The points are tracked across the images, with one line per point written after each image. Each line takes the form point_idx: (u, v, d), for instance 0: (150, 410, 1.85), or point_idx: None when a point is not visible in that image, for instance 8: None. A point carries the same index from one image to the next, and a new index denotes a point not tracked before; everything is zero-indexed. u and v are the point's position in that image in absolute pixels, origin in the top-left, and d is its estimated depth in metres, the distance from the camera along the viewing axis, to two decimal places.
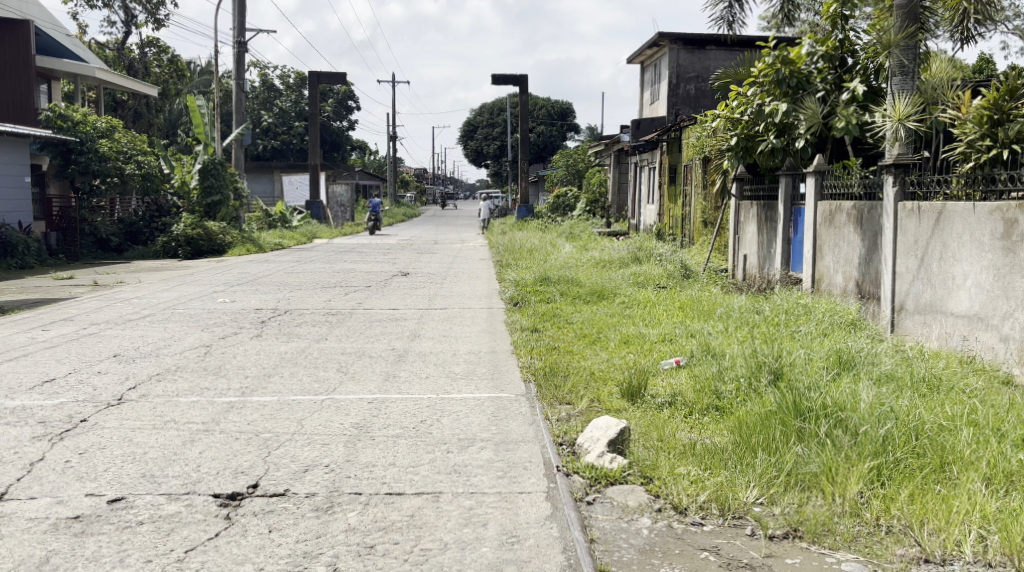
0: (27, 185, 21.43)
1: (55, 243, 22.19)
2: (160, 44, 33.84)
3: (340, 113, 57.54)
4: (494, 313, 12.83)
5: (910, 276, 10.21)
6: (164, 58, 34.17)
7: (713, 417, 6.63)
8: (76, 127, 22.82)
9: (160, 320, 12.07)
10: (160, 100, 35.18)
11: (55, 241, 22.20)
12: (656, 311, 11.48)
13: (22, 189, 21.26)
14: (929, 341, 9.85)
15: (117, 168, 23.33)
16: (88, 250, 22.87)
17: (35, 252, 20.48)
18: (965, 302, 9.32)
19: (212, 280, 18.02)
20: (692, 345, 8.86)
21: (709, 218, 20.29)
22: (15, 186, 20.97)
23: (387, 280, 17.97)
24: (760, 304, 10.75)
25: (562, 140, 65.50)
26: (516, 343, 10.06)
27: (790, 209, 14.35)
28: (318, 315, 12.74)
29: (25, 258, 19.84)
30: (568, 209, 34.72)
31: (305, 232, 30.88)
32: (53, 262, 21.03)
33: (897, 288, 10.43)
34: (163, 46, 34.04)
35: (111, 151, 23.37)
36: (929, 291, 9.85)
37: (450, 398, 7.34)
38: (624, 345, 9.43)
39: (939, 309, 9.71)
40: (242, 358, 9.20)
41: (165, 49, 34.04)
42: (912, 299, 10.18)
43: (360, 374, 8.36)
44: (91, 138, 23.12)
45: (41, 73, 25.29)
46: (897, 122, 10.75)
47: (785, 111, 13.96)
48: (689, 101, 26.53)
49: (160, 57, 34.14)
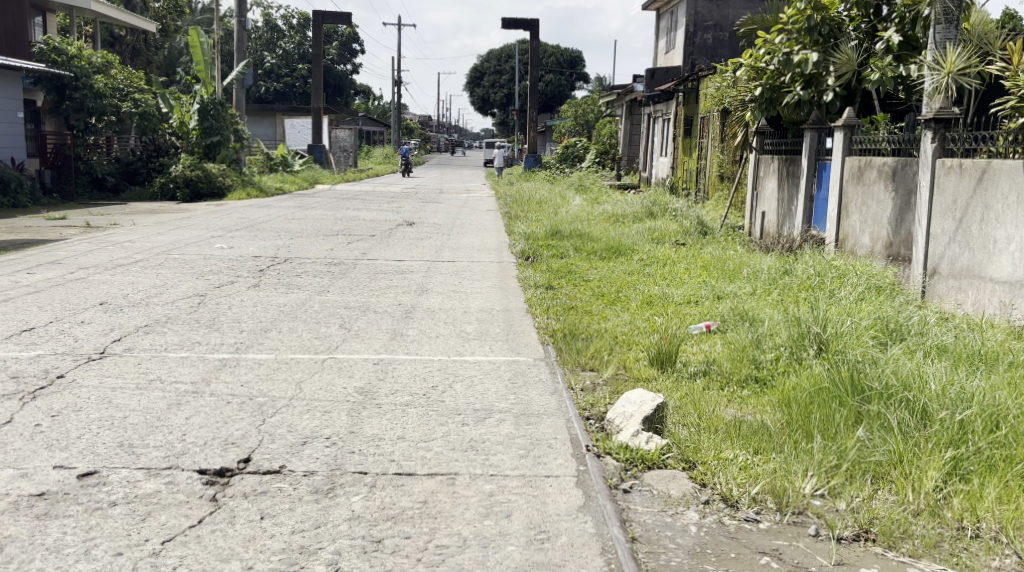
0: (20, 121, 20.68)
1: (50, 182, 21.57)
2: None
3: (344, 57, 56.48)
4: (506, 268, 12.21)
5: (945, 238, 9.56)
6: None
7: (754, 391, 6.04)
8: (71, 61, 21.98)
9: (153, 265, 11.45)
10: (158, 37, 34.27)
11: (50, 179, 21.51)
12: (677, 269, 10.82)
13: (15, 125, 20.48)
14: (964, 307, 9.24)
15: (113, 106, 22.63)
16: (84, 189, 22.43)
17: (28, 191, 19.79)
18: (1007, 267, 8.69)
19: (210, 224, 17.37)
20: (722, 308, 8.27)
21: (726, 173, 19.69)
22: (7, 120, 20.20)
23: (391, 229, 17.34)
24: (789, 263, 10.10)
25: (570, 90, 64.53)
26: (530, 301, 9.45)
27: (814, 164, 13.62)
28: (320, 265, 12.11)
29: (18, 196, 19.19)
30: (576, 159, 33.64)
31: (306, 177, 30.17)
32: (46, 201, 20.35)
33: (930, 251, 9.80)
34: None
35: (107, 88, 22.63)
36: (967, 255, 9.22)
37: (462, 361, 6.74)
38: (646, 307, 8.82)
39: (977, 276, 9.07)
40: (237, 309, 8.58)
41: None
42: (946, 262, 9.55)
43: (365, 331, 7.76)
44: (86, 73, 22.19)
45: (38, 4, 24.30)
46: (949, 76, 9.94)
47: (816, 60, 13.16)
48: (706, 51, 25.66)
49: None
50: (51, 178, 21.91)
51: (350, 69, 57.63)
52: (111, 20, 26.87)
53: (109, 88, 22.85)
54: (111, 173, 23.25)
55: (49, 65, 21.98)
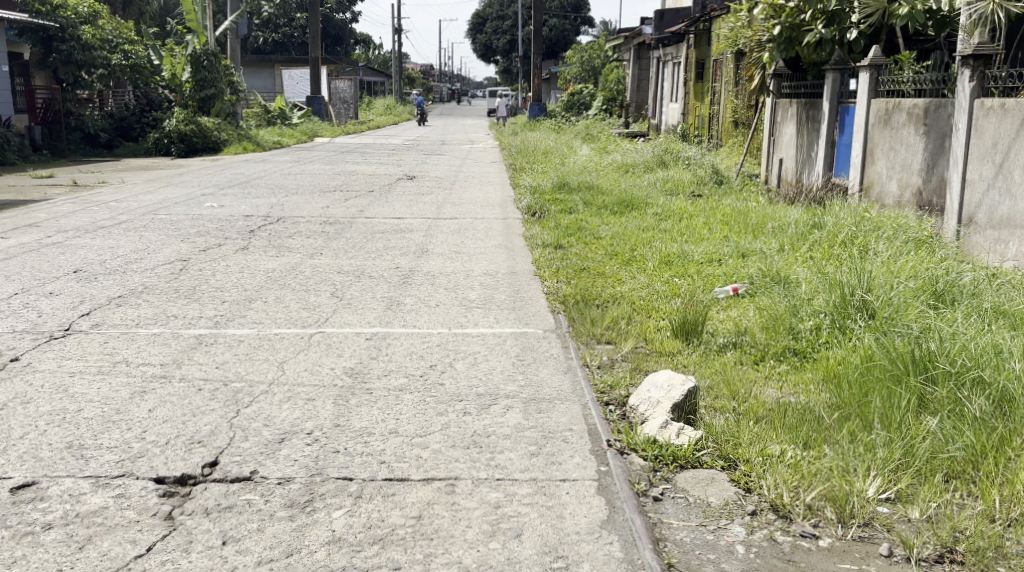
0: (5, 75, 19.94)
1: (40, 139, 20.90)
2: None
3: (343, 5, 55.30)
4: (513, 226, 11.55)
5: (983, 184, 8.81)
6: None
7: (792, 364, 5.43)
8: (56, 11, 20.96)
9: (137, 228, 10.80)
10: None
11: (40, 136, 20.79)
12: (696, 224, 10.12)
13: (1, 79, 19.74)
14: (1004, 259, 8.53)
15: (102, 58, 21.84)
16: (77, 146, 21.82)
17: (17, 148, 19.08)
18: None
19: (203, 182, 16.71)
20: (750, 268, 7.59)
21: (741, 118, 19.03)
22: None
23: (392, 184, 16.65)
24: (817, 215, 9.37)
25: (574, 35, 63.35)
26: (539, 262, 8.77)
27: (836, 107, 12.83)
28: (315, 226, 11.47)
29: (6, 154, 18.48)
30: (582, 107, 32.91)
31: (305, 130, 29.41)
32: (36, 158, 19.66)
33: (966, 199, 9.06)
34: None
35: (95, 39, 21.76)
36: (1008, 203, 8.46)
37: (465, 335, 6.07)
38: (664, 267, 8.14)
39: (1018, 225, 8.36)
40: (220, 277, 7.93)
41: None
42: (984, 211, 8.81)
43: (359, 300, 7.10)
44: (73, 24, 21.31)
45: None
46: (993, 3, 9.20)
47: None
48: None
49: None
50: (42, 135, 21.20)
51: (349, 18, 56.49)
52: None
53: (98, 40, 21.94)
54: (103, 129, 22.57)
55: (33, 16, 20.67)
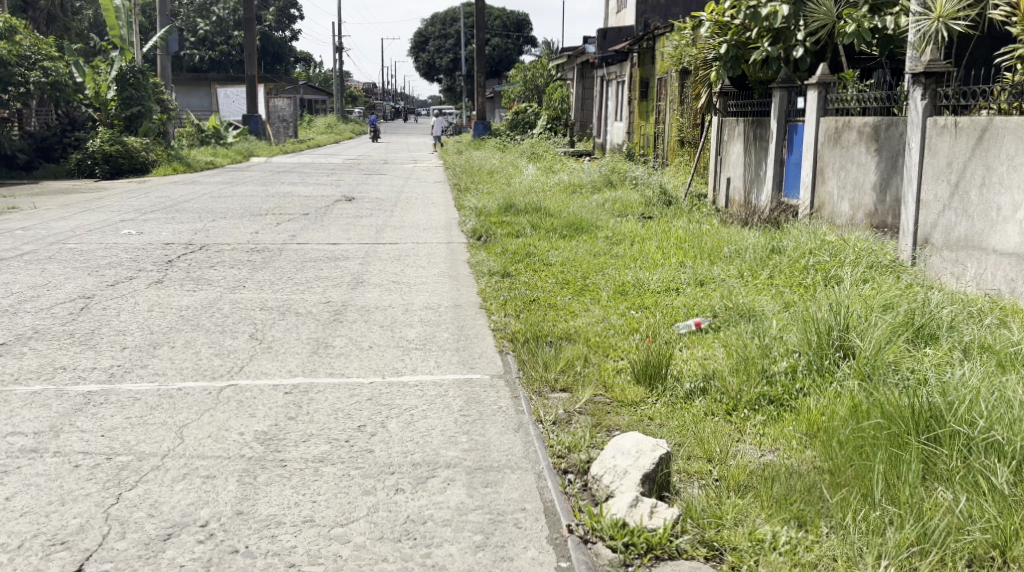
0: None
1: None
2: None
3: (281, 23, 54.29)
4: (455, 251, 10.86)
5: (939, 205, 8.08)
6: None
7: (766, 413, 4.68)
8: None
9: (41, 263, 10.01)
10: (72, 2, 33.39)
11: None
12: (649, 249, 9.48)
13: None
14: (961, 282, 7.82)
15: (20, 76, 20.83)
16: None
17: None
18: (1014, 236, 7.26)
19: (125, 206, 15.87)
20: (712, 298, 6.88)
21: (687, 137, 18.55)
22: None
23: (328, 206, 15.92)
24: (777, 238, 8.74)
25: (517, 54, 63.04)
26: (484, 293, 8.06)
27: (784, 126, 12.30)
28: (240, 255, 10.73)
29: None
30: (527, 126, 32.35)
31: (240, 149, 28.54)
32: None
33: (920, 220, 8.34)
34: None
35: (13, 56, 20.83)
36: (965, 224, 7.78)
37: (401, 385, 5.28)
38: (618, 297, 7.42)
39: (977, 247, 7.66)
40: (125, 318, 7.19)
41: None
42: (941, 232, 8.09)
43: (281, 342, 6.36)
44: None
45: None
46: (938, 21, 8.56)
47: (787, 14, 11.89)
48: (659, 10, 25.81)
49: None
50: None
51: (288, 36, 55.51)
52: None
53: (16, 57, 20.92)
54: (22, 150, 21.60)
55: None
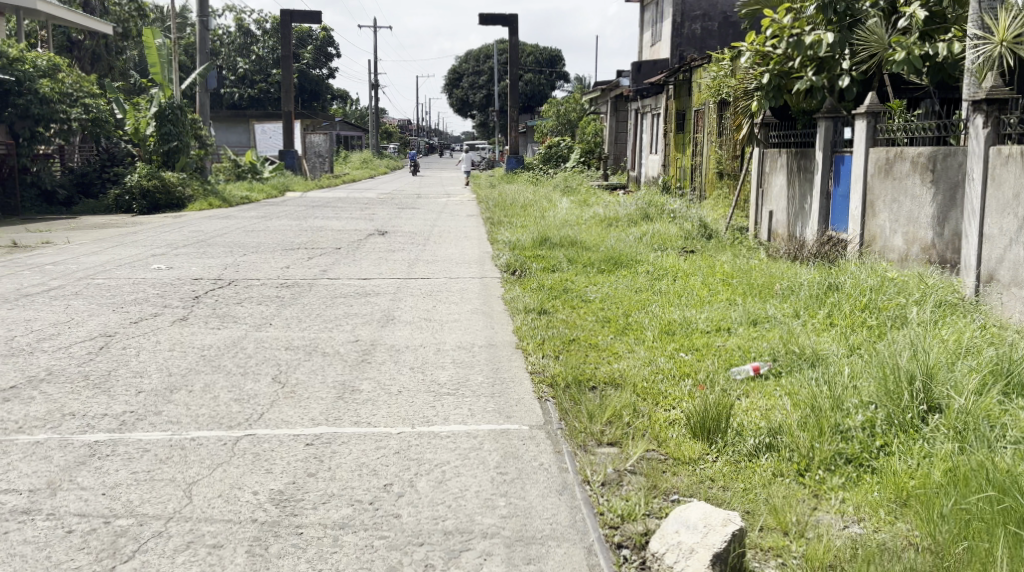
0: None
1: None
2: None
3: (319, 60, 54.55)
4: (489, 286, 10.44)
5: (1005, 239, 7.45)
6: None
7: (845, 475, 4.17)
8: (13, 65, 20.01)
9: (65, 299, 9.75)
10: (117, 40, 33.65)
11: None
12: (695, 285, 8.98)
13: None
14: None
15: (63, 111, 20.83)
16: (32, 204, 20.87)
17: None
18: None
19: (156, 241, 15.60)
20: (769, 341, 6.37)
21: (726, 169, 18.06)
22: None
23: (360, 240, 15.59)
24: (833, 273, 8.18)
25: (550, 90, 63.01)
26: (520, 331, 7.58)
27: (830, 157, 11.76)
28: (269, 291, 10.35)
29: None
30: (560, 159, 32.06)
31: (275, 184, 28.43)
32: None
33: (984, 255, 7.71)
34: None
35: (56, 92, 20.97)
36: None
37: (432, 436, 4.78)
38: (665, 337, 6.91)
39: None
40: (144, 358, 6.81)
41: None
42: (1007, 267, 7.45)
43: (306, 385, 5.92)
44: (30, 77, 20.23)
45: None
46: (1002, 46, 7.94)
47: (832, 42, 11.26)
48: (695, 42, 25.43)
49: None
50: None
51: (325, 73, 55.76)
52: (66, 22, 28.42)
53: (58, 94, 20.86)
54: (62, 185, 21.58)
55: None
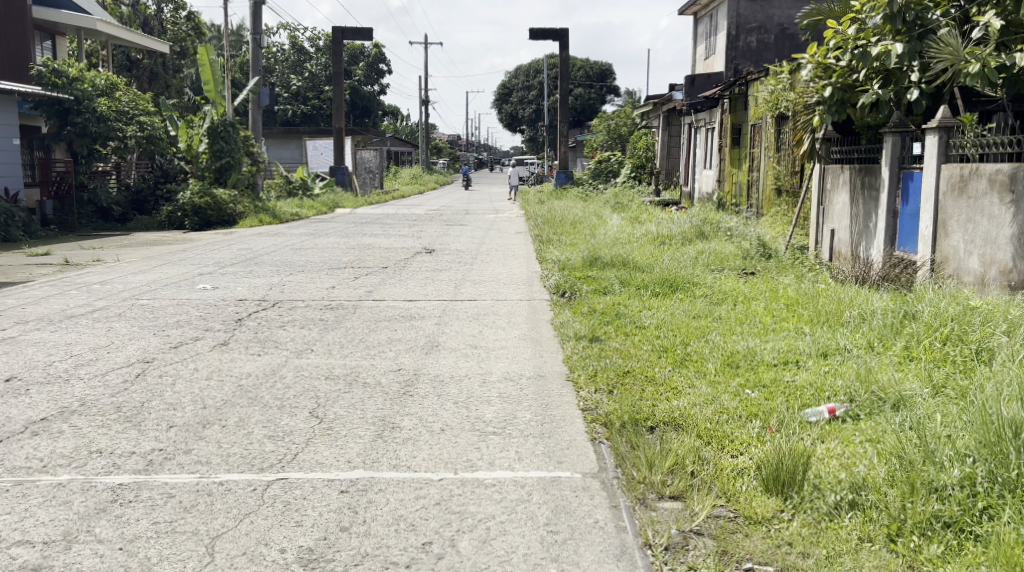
0: (17, 149, 19.22)
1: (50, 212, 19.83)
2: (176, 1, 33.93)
3: (371, 77, 54.67)
4: (538, 310, 10.07)
5: None
6: (181, 16, 34.23)
7: (943, 542, 3.90)
8: (73, 84, 20.11)
9: (107, 321, 9.57)
10: (175, 59, 33.95)
11: (51, 210, 20.04)
12: (755, 311, 8.57)
13: (10, 152, 18.93)
14: None
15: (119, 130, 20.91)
16: (88, 221, 20.99)
17: (22, 223, 18.33)
18: None
19: (205, 259, 15.45)
20: (841, 377, 6.02)
21: (784, 186, 17.53)
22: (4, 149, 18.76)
23: (408, 258, 15.32)
24: (907, 301, 7.77)
25: (600, 104, 62.65)
26: (571, 360, 7.22)
27: (897, 174, 11.23)
28: (313, 313, 10.07)
29: (9, 230, 17.71)
30: (611, 175, 31.67)
31: (326, 200, 28.36)
32: (41, 235, 18.84)
33: None
34: (180, 4, 34.17)
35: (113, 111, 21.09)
36: None
37: (476, 486, 4.47)
38: (726, 370, 6.55)
39: None
40: (180, 388, 6.52)
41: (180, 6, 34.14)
42: None
43: (344, 421, 5.57)
44: (88, 96, 20.30)
45: (46, 27, 26.35)
46: None
47: (901, 54, 10.81)
48: (750, 55, 24.94)
49: (177, 15, 34.23)
50: (52, 209, 20.36)
51: (377, 89, 55.89)
52: (124, 41, 28.68)
53: (114, 112, 20.94)
54: (117, 203, 21.69)
55: (49, 89, 19.87)
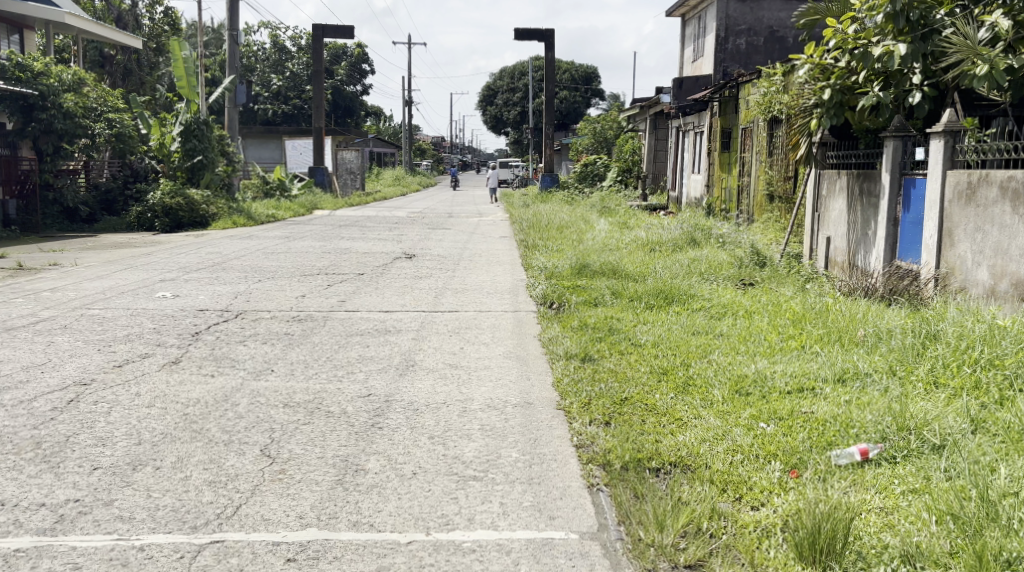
0: None
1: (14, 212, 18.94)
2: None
3: (353, 77, 53.80)
4: (524, 323, 9.30)
5: None
6: (158, 12, 33.05)
7: None
8: (38, 78, 19.06)
9: (51, 334, 8.78)
10: (151, 55, 33.06)
11: (14, 210, 19.17)
12: (761, 327, 7.79)
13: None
14: None
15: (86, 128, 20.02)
16: (52, 222, 20.13)
17: None
18: None
19: (170, 264, 14.62)
20: (870, 406, 5.24)
21: (777, 191, 16.82)
22: None
23: (385, 264, 14.54)
24: (929, 317, 6.96)
25: (585, 108, 61.98)
26: (561, 385, 6.44)
27: (897, 180, 10.21)
28: (278, 325, 9.28)
29: None
30: (596, 178, 31.00)
31: (304, 202, 27.51)
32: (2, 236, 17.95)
33: None
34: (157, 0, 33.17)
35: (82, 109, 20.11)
36: None
37: (448, 553, 3.84)
38: (735, 398, 5.77)
39: None
40: (116, 417, 5.76)
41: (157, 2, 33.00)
42: None
43: (299, 462, 4.81)
44: (55, 91, 19.32)
45: (13, 20, 25.35)
46: None
47: (904, 55, 9.93)
48: (739, 58, 24.24)
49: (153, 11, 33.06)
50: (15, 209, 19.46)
51: (359, 90, 54.97)
52: (97, 36, 27.70)
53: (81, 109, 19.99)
54: (85, 203, 20.82)
55: (13, 84, 18.85)
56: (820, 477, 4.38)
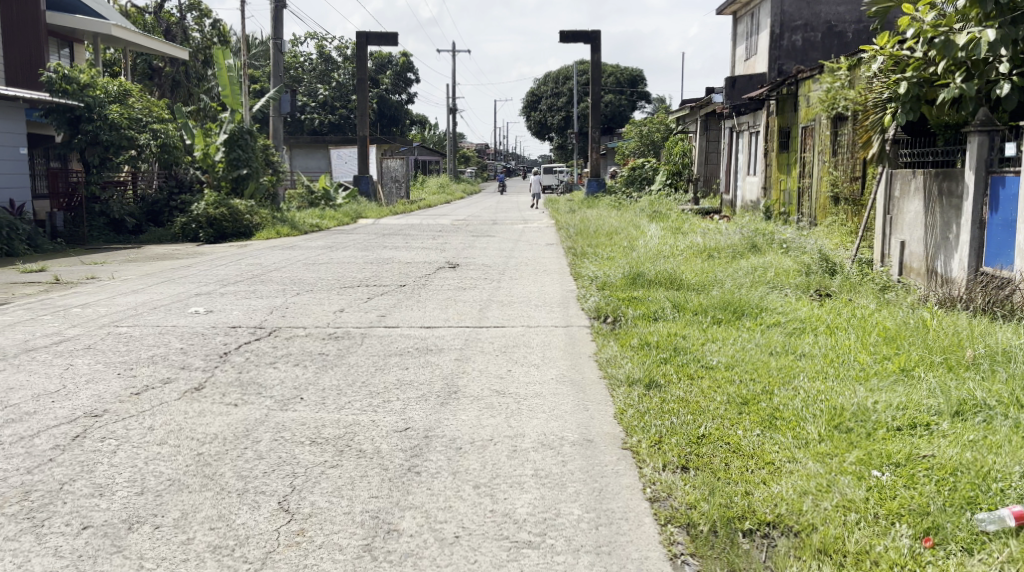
0: (24, 158, 17.88)
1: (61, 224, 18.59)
2: (201, 8, 32.57)
3: (400, 86, 53.41)
4: (577, 341, 8.48)
5: None
6: (206, 22, 32.78)
7: None
8: (84, 90, 18.74)
9: (71, 357, 8.12)
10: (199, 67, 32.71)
11: (60, 222, 18.65)
12: (849, 346, 6.93)
13: (16, 162, 17.61)
14: None
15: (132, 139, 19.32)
16: (99, 234, 19.48)
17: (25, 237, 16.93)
18: None
19: (207, 277, 13.99)
20: (1006, 455, 4.41)
21: (843, 193, 15.85)
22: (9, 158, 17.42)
23: (429, 275, 13.83)
24: None
25: (631, 111, 61.15)
26: (624, 419, 5.61)
27: (985, 178, 9.02)
28: (312, 344, 8.55)
29: (11, 243, 16.31)
30: (645, 182, 30.13)
31: (349, 211, 26.94)
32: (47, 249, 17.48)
33: None
34: (204, 11, 32.80)
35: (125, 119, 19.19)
36: None
37: None
38: (833, 436, 4.94)
39: None
40: (121, 460, 5.04)
41: (204, 13, 32.72)
42: None
43: (322, 521, 4.14)
44: (100, 103, 18.97)
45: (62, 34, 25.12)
46: None
47: (994, 42, 8.82)
48: (795, 55, 23.19)
49: (201, 22, 32.74)
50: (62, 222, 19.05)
51: (405, 98, 54.53)
52: (144, 48, 27.43)
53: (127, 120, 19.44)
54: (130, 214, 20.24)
55: (59, 96, 18.49)
56: (961, 553, 3.82)
